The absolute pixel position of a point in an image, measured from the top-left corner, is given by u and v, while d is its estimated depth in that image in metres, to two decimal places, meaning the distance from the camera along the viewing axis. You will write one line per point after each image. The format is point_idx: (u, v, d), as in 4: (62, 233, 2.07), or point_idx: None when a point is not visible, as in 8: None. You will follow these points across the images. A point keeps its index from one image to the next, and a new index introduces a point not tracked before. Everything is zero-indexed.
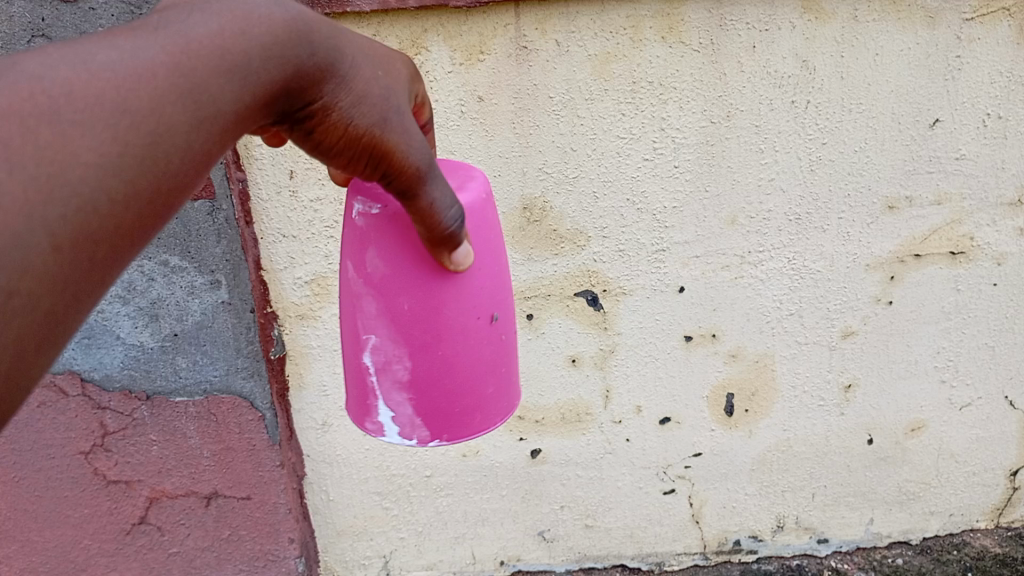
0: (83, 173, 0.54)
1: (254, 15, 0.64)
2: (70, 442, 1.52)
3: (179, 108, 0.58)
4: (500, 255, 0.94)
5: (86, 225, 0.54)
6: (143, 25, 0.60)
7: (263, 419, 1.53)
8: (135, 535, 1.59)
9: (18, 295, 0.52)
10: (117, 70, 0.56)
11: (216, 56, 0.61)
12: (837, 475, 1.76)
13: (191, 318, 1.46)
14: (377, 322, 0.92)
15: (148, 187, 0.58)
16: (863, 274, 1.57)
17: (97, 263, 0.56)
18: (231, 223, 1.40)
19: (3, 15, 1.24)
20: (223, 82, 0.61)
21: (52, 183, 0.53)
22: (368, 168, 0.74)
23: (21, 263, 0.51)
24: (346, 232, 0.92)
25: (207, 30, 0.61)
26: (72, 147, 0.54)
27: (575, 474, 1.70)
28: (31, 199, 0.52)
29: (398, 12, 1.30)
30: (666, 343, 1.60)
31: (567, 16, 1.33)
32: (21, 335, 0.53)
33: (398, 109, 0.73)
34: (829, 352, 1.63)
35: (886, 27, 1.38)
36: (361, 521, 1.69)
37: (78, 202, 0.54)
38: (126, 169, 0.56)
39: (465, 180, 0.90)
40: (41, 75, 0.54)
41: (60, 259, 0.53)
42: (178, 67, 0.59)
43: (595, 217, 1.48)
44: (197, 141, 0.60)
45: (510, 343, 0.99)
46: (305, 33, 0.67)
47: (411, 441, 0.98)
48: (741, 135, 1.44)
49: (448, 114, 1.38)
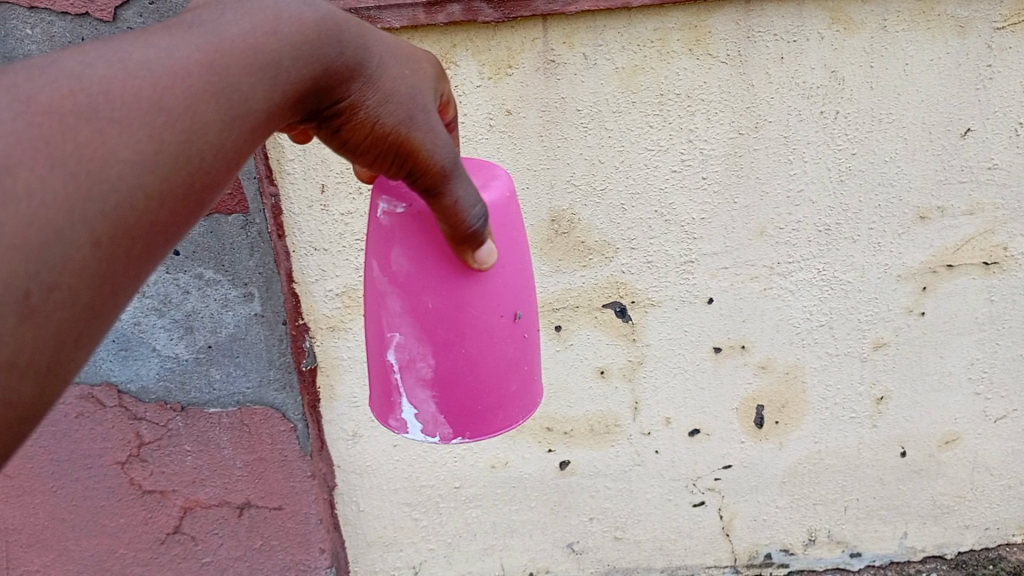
0: (123, 171, 0.52)
1: (286, 14, 0.63)
2: (106, 452, 1.55)
3: (214, 107, 0.57)
4: (522, 253, 0.95)
5: (124, 223, 0.52)
6: (176, 24, 0.59)
7: (295, 429, 1.55)
8: (170, 544, 1.62)
9: (59, 290, 0.50)
10: (154, 68, 0.55)
11: (250, 55, 0.60)
12: (869, 488, 1.74)
13: (224, 330, 1.49)
14: (401, 320, 0.93)
15: (182, 185, 0.56)
16: (895, 285, 1.56)
17: (135, 261, 0.54)
18: (264, 236, 1.42)
19: (45, 36, 1.28)
20: (256, 81, 0.60)
21: (91, 179, 0.51)
22: (393, 166, 0.75)
23: (61, 260, 0.49)
24: (370, 231, 0.93)
25: (241, 30, 0.60)
26: (109, 144, 0.52)
27: (603, 486, 1.70)
28: (71, 196, 0.50)
29: (427, 28, 1.32)
30: (695, 355, 1.60)
31: (594, 30, 1.34)
32: (61, 329, 0.51)
33: (424, 107, 0.74)
34: (860, 364, 1.62)
35: (915, 37, 1.38)
36: (390, 532, 1.70)
37: (117, 199, 0.52)
38: (161, 167, 0.54)
39: (489, 178, 0.92)
40: (80, 73, 0.52)
41: (99, 255, 0.51)
42: (212, 66, 0.58)
43: (623, 228, 1.49)
44: (231, 139, 0.59)
45: (532, 342, 1.00)
46: (335, 32, 0.67)
47: (434, 438, 0.98)
48: (770, 146, 1.44)
49: (477, 127, 1.40)
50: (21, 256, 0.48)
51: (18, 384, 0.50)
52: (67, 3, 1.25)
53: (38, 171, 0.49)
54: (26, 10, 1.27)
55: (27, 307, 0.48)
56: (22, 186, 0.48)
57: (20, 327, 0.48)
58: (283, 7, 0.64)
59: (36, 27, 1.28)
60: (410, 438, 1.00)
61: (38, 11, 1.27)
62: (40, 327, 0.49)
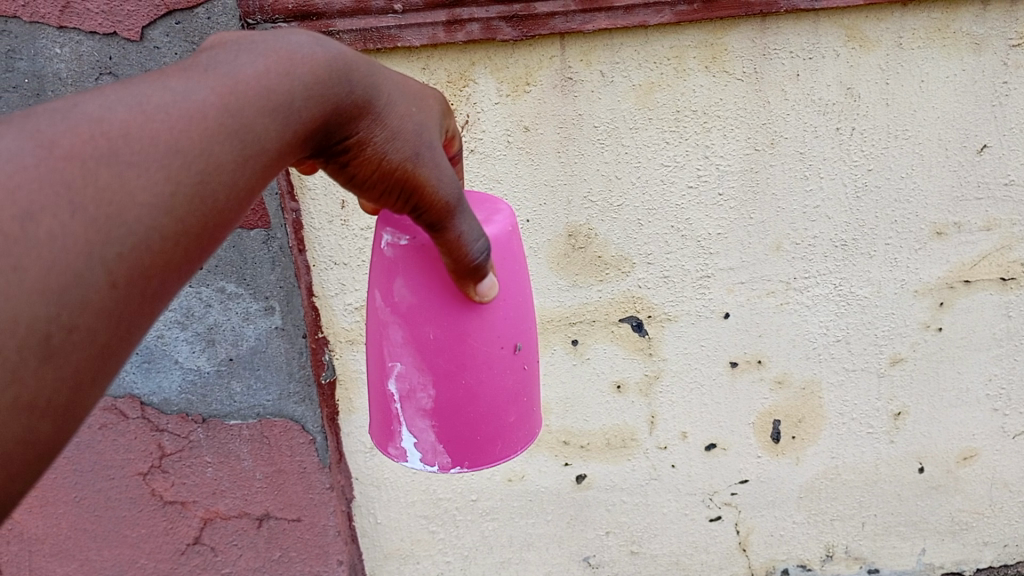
0: (141, 214, 0.53)
1: (299, 55, 0.65)
2: (128, 463, 1.57)
3: (228, 149, 0.59)
4: (523, 286, 0.97)
5: (141, 264, 0.53)
6: (192, 66, 0.61)
7: (314, 442, 1.57)
8: (190, 555, 1.63)
9: (77, 331, 0.51)
10: (171, 112, 0.56)
11: (264, 97, 0.61)
12: (888, 504, 1.73)
13: (246, 343, 1.51)
14: (403, 350, 0.95)
15: (198, 224, 0.57)
16: (912, 300, 1.56)
17: (149, 300, 0.55)
18: (285, 251, 1.44)
19: (74, 55, 1.31)
20: (267, 122, 0.62)
21: (110, 223, 0.52)
22: (399, 200, 0.77)
23: (79, 301, 0.50)
24: (375, 262, 0.94)
25: (254, 72, 0.62)
26: (128, 187, 0.53)
27: (620, 500, 1.70)
28: (91, 240, 0.51)
29: (446, 47, 1.34)
30: (712, 369, 1.60)
31: (611, 48, 1.36)
32: (79, 369, 0.52)
33: (430, 144, 0.76)
34: (878, 379, 1.62)
35: (931, 54, 1.38)
36: (407, 544, 1.71)
37: (134, 241, 0.53)
38: (177, 208, 0.55)
39: (493, 213, 0.93)
40: (100, 117, 0.54)
41: (115, 296, 0.52)
42: (227, 108, 0.59)
43: (639, 243, 1.50)
44: (243, 179, 0.60)
45: (533, 373, 1.01)
46: (346, 72, 0.68)
47: (433, 467, 0.99)
48: (786, 162, 1.45)
49: (495, 144, 1.41)
50: (42, 299, 0.49)
51: (35, 423, 0.51)
52: (96, 23, 1.28)
53: (60, 217, 0.50)
54: (56, 29, 1.29)
55: (46, 348, 0.49)
56: (44, 232, 0.49)
57: (39, 367, 0.49)
58: (296, 47, 0.65)
59: (64, 46, 1.30)
60: (409, 466, 1.01)
61: (68, 31, 1.29)
62: (58, 368, 0.50)
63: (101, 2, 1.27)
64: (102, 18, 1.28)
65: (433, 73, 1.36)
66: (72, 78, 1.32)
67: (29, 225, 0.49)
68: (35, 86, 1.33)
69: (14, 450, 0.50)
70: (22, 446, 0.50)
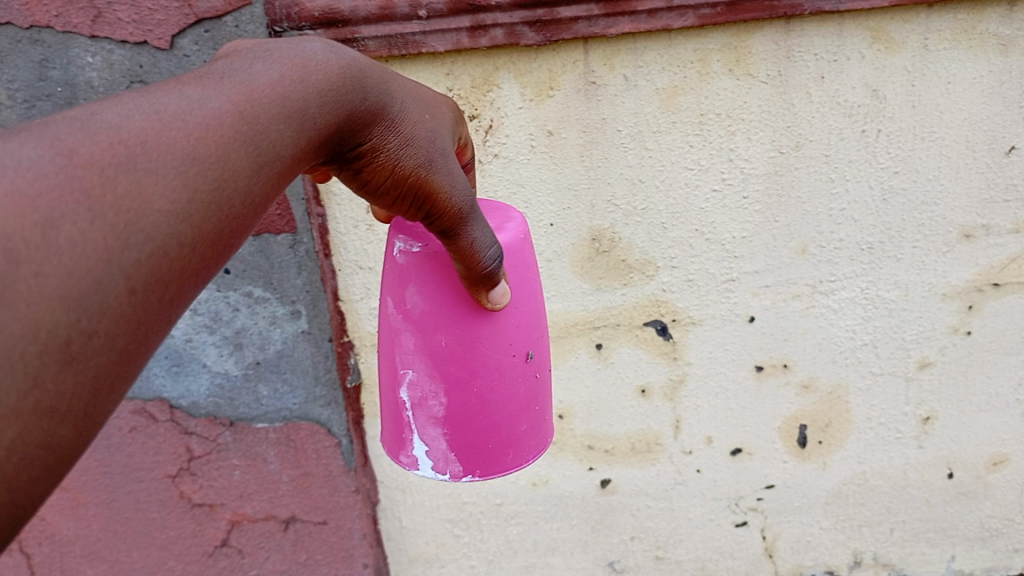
0: (159, 221, 0.54)
1: (313, 62, 0.69)
2: (158, 465, 1.59)
3: (243, 155, 0.61)
4: (535, 295, 0.98)
5: (159, 269, 0.54)
6: (208, 75, 0.63)
7: (339, 445, 1.58)
8: (217, 557, 1.65)
9: (97, 337, 0.51)
10: (188, 120, 0.58)
11: (277, 105, 0.64)
12: (916, 510, 1.71)
13: (272, 347, 1.53)
14: (415, 357, 0.95)
15: (213, 230, 0.58)
16: (940, 304, 1.54)
17: (168, 305, 0.55)
18: (311, 255, 1.46)
19: (106, 63, 1.33)
20: (283, 129, 0.64)
21: (128, 230, 0.53)
22: (412, 207, 0.81)
23: (99, 307, 0.51)
24: (388, 268, 0.95)
25: (269, 79, 0.65)
26: (147, 194, 0.54)
27: (645, 505, 1.70)
28: (111, 247, 0.52)
29: (470, 52, 1.35)
30: (737, 373, 1.59)
31: (634, 52, 1.36)
32: (98, 373, 0.52)
33: (441, 151, 0.80)
34: (905, 383, 1.61)
35: (958, 55, 1.37)
36: (432, 548, 1.72)
37: (151, 247, 0.54)
38: (194, 214, 0.57)
39: (505, 220, 0.95)
40: (118, 126, 0.55)
41: (134, 302, 0.53)
42: (243, 115, 0.62)
43: (664, 247, 1.50)
44: (257, 185, 0.62)
45: (544, 382, 1.01)
46: (360, 80, 0.72)
47: (445, 476, 0.99)
48: (811, 165, 1.44)
49: (519, 148, 1.42)
50: (62, 306, 0.49)
51: (56, 428, 0.50)
52: (128, 32, 1.31)
53: (80, 224, 0.51)
54: (88, 39, 1.32)
55: (67, 353, 0.50)
56: (65, 239, 0.50)
57: (60, 372, 0.50)
58: (310, 54, 0.69)
59: (97, 55, 1.33)
60: (421, 475, 1.00)
61: (100, 41, 1.32)
62: (79, 372, 0.50)
63: (132, 12, 1.30)
64: (132, 27, 1.30)
65: (458, 78, 1.37)
66: (104, 86, 1.35)
67: (51, 232, 0.49)
68: (68, 94, 1.35)
69: (36, 455, 0.50)
70: (43, 449, 0.50)
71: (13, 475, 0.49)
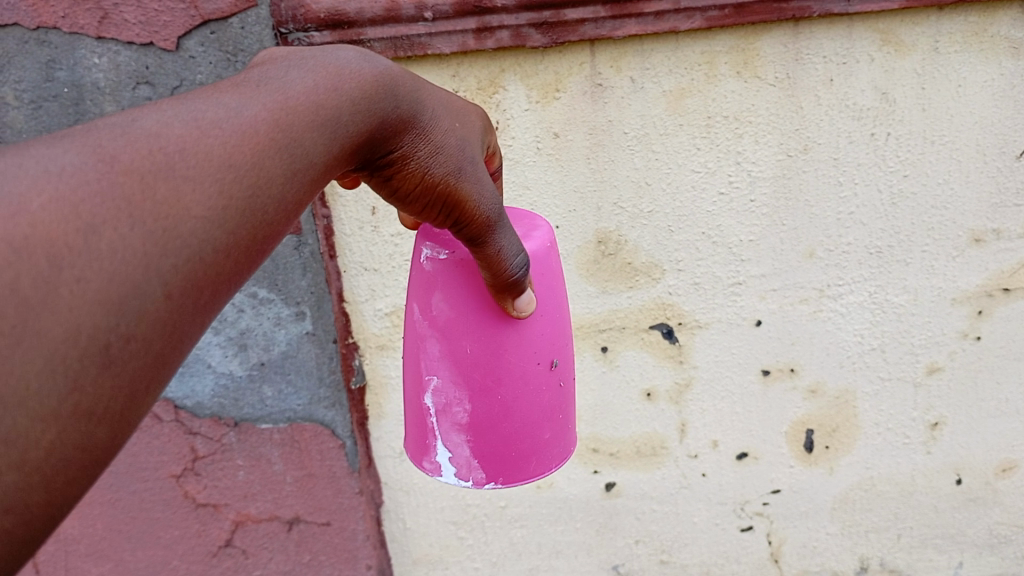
0: (196, 227, 0.53)
1: (346, 71, 0.68)
2: (162, 465, 1.59)
3: (278, 162, 0.60)
4: (561, 304, 0.97)
5: (195, 274, 0.53)
6: (243, 83, 0.63)
7: (343, 446, 1.58)
8: (222, 557, 1.65)
9: (133, 341, 0.50)
10: (224, 127, 0.58)
11: (312, 112, 0.64)
12: (924, 516, 1.70)
13: (277, 348, 1.52)
14: (440, 363, 0.95)
15: (246, 236, 0.57)
16: (950, 309, 1.53)
17: (202, 310, 0.54)
18: (316, 257, 1.46)
19: (111, 65, 1.33)
20: (316, 137, 0.64)
21: (166, 235, 0.52)
22: (440, 215, 0.80)
23: (137, 312, 0.50)
24: (415, 276, 0.96)
25: (303, 88, 0.64)
26: (185, 200, 0.53)
27: (650, 508, 1.69)
28: (149, 251, 0.51)
29: (476, 54, 1.34)
30: (743, 378, 1.58)
31: (641, 54, 1.35)
32: (135, 376, 0.50)
33: (470, 160, 0.79)
34: (913, 389, 1.59)
35: (969, 58, 1.36)
36: (436, 550, 1.71)
37: (188, 253, 0.53)
38: (229, 221, 0.56)
39: (531, 229, 0.95)
40: (158, 133, 0.54)
41: (171, 307, 0.52)
42: (277, 123, 0.61)
43: (671, 250, 1.49)
44: (291, 191, 0.61)
45: (568, 391, 1.00)
46: (392, 89, 0.72)
47: (467, 483, 0.98)
48: (818, 168, 1.43)
49: (525, 150, 1.42)
50: (103, 311, 0.48)
51: (93, 430, 0.49)
52: (133, 33, 1.31)
53: (121, 229, 0.50)
54: (94, 40, 1.31)
55: (106, 356, 0.49)
56: (105, 245, 0.49)
57: (99, 375, 0.48)
58: (343, 63, 0.69)
59: (103, 56, 1.32)
60: (443, 481, 1.00)
61: (106, 42, 1.31)
62: (116, 376, 0.49)
63: (138, 13, 1.29)
64: (139, 28, 1.30)
65: (463, 80, 1.37)
66: (110, 87, 1.34)
67: (93, 236, 0.49)
68: (74, 95, 1.35)
69: (74, 457, 0.48)
70: (80, 451, 0.49)
71: (49, 477, 0.48)
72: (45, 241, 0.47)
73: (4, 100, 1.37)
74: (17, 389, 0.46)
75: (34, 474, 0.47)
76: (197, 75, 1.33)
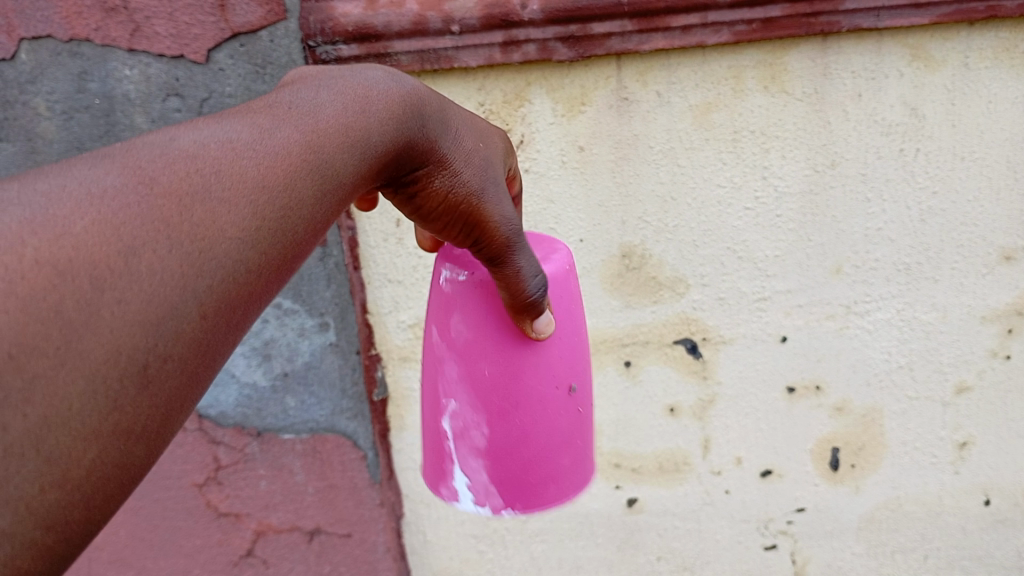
0: (230, 248, 0.55)
1: (375, 91, 0.69)
2: (185, 474, 1.59)
3: (311, 181, 0.61)
4: (579, 328, 0.97)
5: (228, 294, 0.55)
6: (276, 103, 0.64)
7: (365, 458, 1.58)
8: (243, 566, 1.64)
9: (170, 361, 0.52)
10: (257, 148, 0.59)
11: (342, 133, 0.65)
12: (951, 536, 1.67)
13: (300, 359, 1.53)
14: (458, 386, 0.94)
15: (278, 256, 0.59)
16: (979, 327, 1.51)
17: (234, 329, 0.56)
18: (340, 268, 1.46)
19: (143, 76, 1.34)
20: (345, 157, 0.64)
21: (202, 256, 0.53)
22: (462, 233, 0.80)
23: (173, 332, 0.52)
24: (434, 299, 0.96)
25: (334, 109, 0.65)
26: (219, 222, 0.55)
27: (672, 525, 1.67)
28: (186, 273, 0.52)
29: (503, 67, 1.35)
30: (768, 394, 1.57)
31: (667, 68, 1.35)
32: (170, 396, 0.52)
33: (495, 179, 0.80)
34: (942, 408, 1.57)
35: (1000, 74, 1.34)
36: (456, 563, 1.70)
37: (222, 273, 0.54)
38: (262, 241, 0.57)
39: (550, 252, 0.96)
40: (193, 155, 0.56)
41: (205, 327, 0.53)
42: (309, 144, 0.62)
43: (695, 265, 1.48)
44: (321, 211, 0.62)
45: (588, 417, 0.99)
46: (419, 109, 0.73)
47: (485, 508, 0.97)
48: (847, 183, 1.42)
49: (550, 163, 1.42)
50: (142, 331, 0.50)
51: (130, 448, 0.51)
52: (164, 45, 1.32)
53: (159, 252, 0.52)
54: (126, 52, 1.33)
55: (144, 376, 0.50)
56: (145, 266, 0.51)
57: (137, 395, 0.50)
58: (372, 83, 0.70)
59: (134, 68, 1.34)
60: (461, 506, 0.99)
61: (138, 54, 1.33)
62: (153, 396, 0.51)
63: (170, 26, 1.31)
64: (170, 41, 1.31)
65: (489, 93, 1.37)
66: (141, 98, 1.35)
67: (133, 257, 0.51)
68: (105, 106, 1.36)
69: (111, 474, 0.50)
70: (118, 467, 0.51)
71: (90, 494, 0.50)
72: (84, 263, 0.49)
73: (36, 112, 1.38)
74: (59, 409, 0.48)
75: (75, 490, 0.49)
76: (227, 88, 1.34)
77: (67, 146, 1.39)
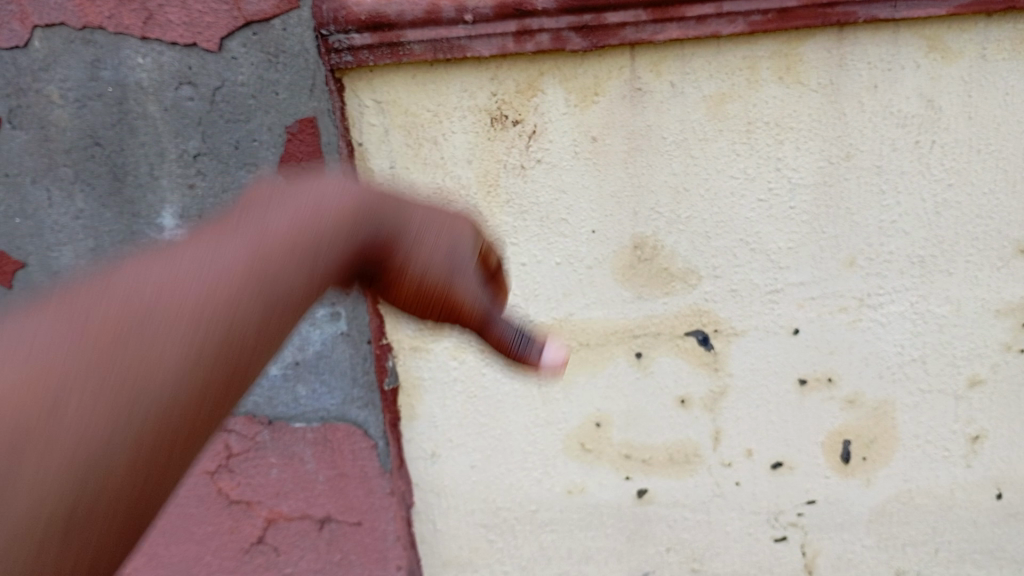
0: (158, 390, 0.56)
1: (324, 198, 0.67)
2: (197, 461, 1.56)
3: (248, 305, 0.61)
4: None
5: (158, 436, 0.55)
6: (227, 227, 0.65)
7: (375, 447, 1.57)
8: (254, 554, 1.63)
9: (97, 509, 0.53)
10: (194, 281, 0.60)
11: (285, 249, 0.64)
12: (962, 531, 1.66)
13: (311, 348, 1.52)
14: None
15: (219, 387, 0.58)
16: (993, 320, 1.51)
17: (172, 465, 0.56)
18: None
19: (154, 64, 1.31)
20: (293, 273, 0.63)
21: (125, 404, 0.54)
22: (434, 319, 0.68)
23: (95, 480, 0.53)
24: None
25: (280, 226, 0.65)
26: (146, 366, 0.56)
27: (682, 516, 1.67)
28: (107, 422, 0.54)
29: (516, 57, 1.34)
30: (780, 386, 1.56)
31: (681, 58, 1.35)
32: (101, 537, 0.54)
33: (468, 251, 0.67)
34: (954, 401, 1.57)
35: (1017, 65, 1.34)
36: (465, 552, 1.71)
37: (149, 416, 0.55)
38: (198, 375, 0.57)
39: None
40: (121, 301, 0.58)
41: (133, 470, 0.54)
42: (250, 267, 0.62)
43: (707, 256, 1.47)
44: (267, 334, 0.61)
45: None
46: (372, 204, 0.68)
47: None
48: (862, 175, 1.41)
49: (562, 154, 1.41)
50: (59, 485, 0.52)
51: None
52: (177, 34, 1.29)
53: (77, 406, 0.53)
54: (139, 40, 1.30)
55: (67, 522, 0.52)
56: (60, 421, 0.53)
57: (62, 543, 0.52)
58: (321, 192, 0.68)
59: (147, 56, 1.31)
60: None
61: (151, 42, 1.30)
62: (81, 541, 0.53)
63: (183, 14, 1.28)
64: (183, 29, 1.29)
65: (502, 83, 1.36)
66: (153, 87, 1.32)
67: (56, 408, 0.53)
68: (118, 95, 1.33)
69: None
70: None
71: None
72: (10, 420, 0.52)
73: (48, 99, 1.34)
74: None
75: None
76: (240, 76, 1.32)
77: (79, 135, 1.35)
